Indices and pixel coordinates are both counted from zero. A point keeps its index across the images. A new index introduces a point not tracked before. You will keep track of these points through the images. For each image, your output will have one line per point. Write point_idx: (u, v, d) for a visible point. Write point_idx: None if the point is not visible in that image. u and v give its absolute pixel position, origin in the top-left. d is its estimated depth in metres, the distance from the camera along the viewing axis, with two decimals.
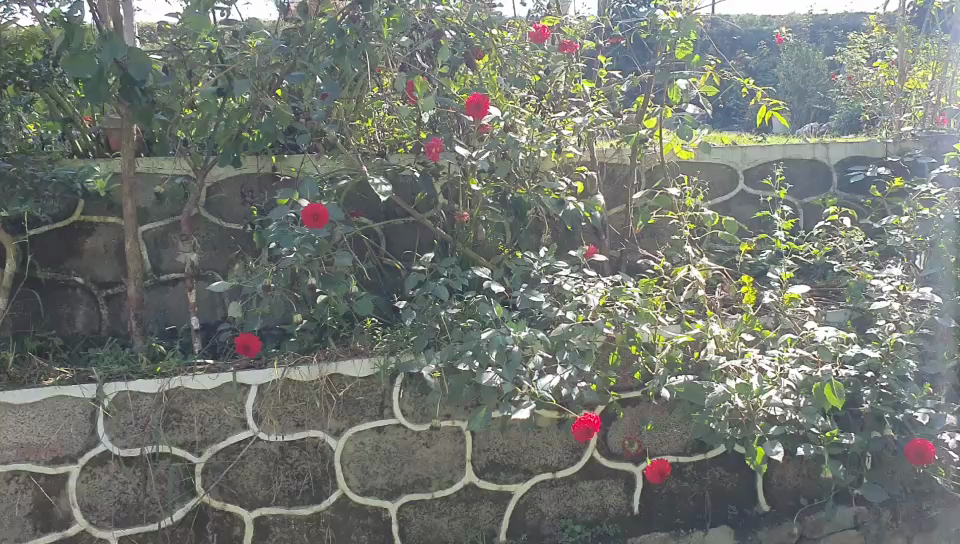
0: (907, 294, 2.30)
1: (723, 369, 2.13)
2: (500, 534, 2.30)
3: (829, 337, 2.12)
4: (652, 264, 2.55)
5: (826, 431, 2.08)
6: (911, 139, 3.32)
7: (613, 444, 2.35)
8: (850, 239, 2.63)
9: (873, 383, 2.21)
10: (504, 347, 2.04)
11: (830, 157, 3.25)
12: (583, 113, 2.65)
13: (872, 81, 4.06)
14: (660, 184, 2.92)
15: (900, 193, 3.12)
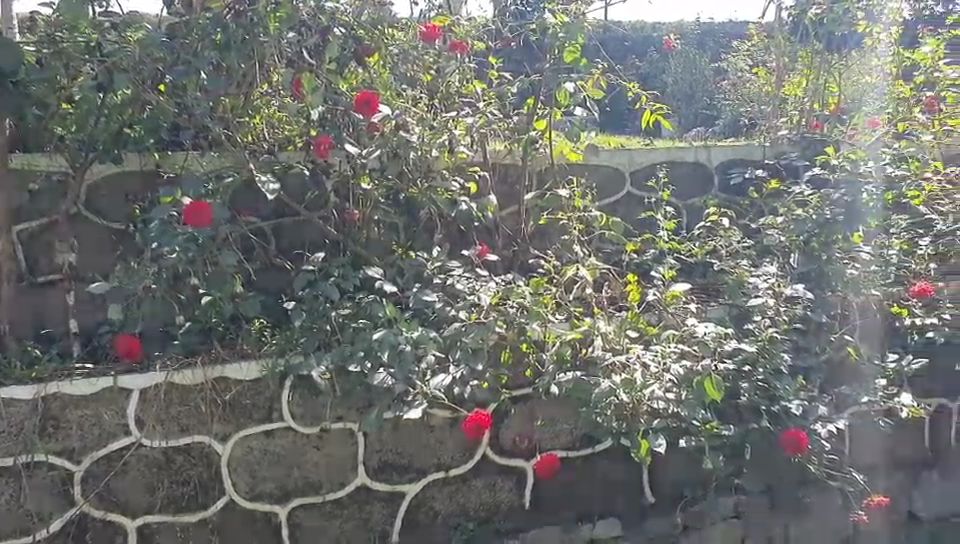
0: (782, 292, 2.42)
1: (610, 365, 2.19)
2: (392, 534, 2.29)
3: (708, 332, 2.24)
4: (541, 262, 2.58)
5: (706, 424, 2.14)
6: (787, 143, 3.45)
7: (505, 441, 2.36)
8: (729, 239, 2.77)
9: (750, 377, 2.27)
10: (396, 347, 2.07)
11: (710, 160, 3.40)
12: (474, 114, 2.74)
13: (754, 87, 4.26)
14: (551, 185, 2.96)
15: (777, 195, 3.15)
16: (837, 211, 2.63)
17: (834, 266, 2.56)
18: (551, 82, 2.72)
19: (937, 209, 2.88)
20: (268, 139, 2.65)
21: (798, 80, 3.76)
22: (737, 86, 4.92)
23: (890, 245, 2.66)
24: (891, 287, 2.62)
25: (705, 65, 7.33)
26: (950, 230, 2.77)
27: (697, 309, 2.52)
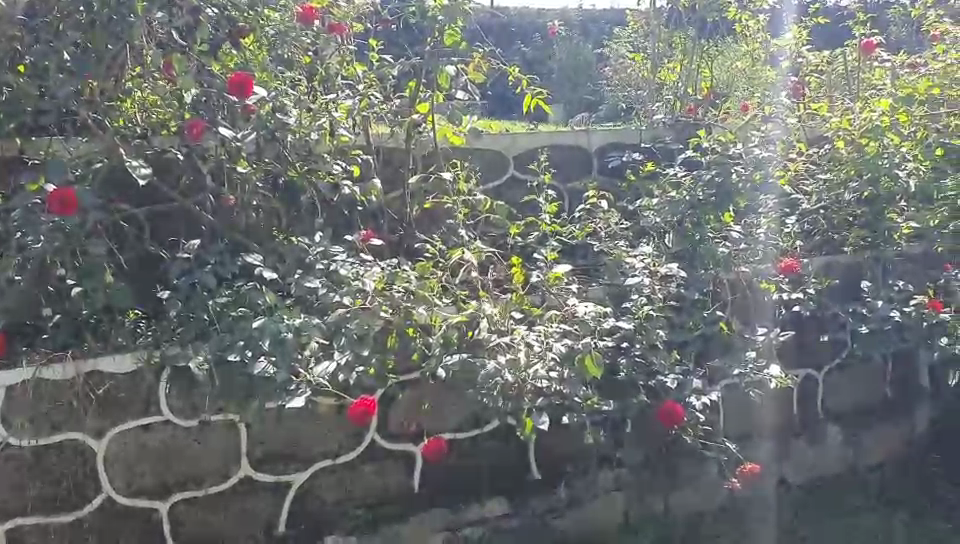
0: (657, 271, 2.50)
1: (494, 346, 2.22)
2: (278, 525, 2.26)
3: (587, 312, 2.29)
4: (426, 246, 2.56)
5: (587, 399, 2.20)
6: (662, 126, 3.60)
7: (394, 426, 2.35)
8: (607, 221, 2.84)
9: (629, 352, 2.37)
10: (278, 335, 1.99)
11: (591, 144, 3.50)
12: (355, 96, 2.73)
13: (636, 71, 4.36)
14: (435, 169, 2.94)
15: (653, 177, 3.24)
16: (709, 192, 2.69)
17: (707, 245, 2.64)
18: (429, 66, 2.71)
19: (802, 188, 3.06)
20: (142, 123, 2.50)
21: (671, 66, 3.87)
22: (619, 73, 5.04)
23: (759, 225, 2.73)
24: (761, 267, 2.67)
25: (589, 51, 7.47)
26: (814, 209, 2.99)
27: (579, 290, 2.56)
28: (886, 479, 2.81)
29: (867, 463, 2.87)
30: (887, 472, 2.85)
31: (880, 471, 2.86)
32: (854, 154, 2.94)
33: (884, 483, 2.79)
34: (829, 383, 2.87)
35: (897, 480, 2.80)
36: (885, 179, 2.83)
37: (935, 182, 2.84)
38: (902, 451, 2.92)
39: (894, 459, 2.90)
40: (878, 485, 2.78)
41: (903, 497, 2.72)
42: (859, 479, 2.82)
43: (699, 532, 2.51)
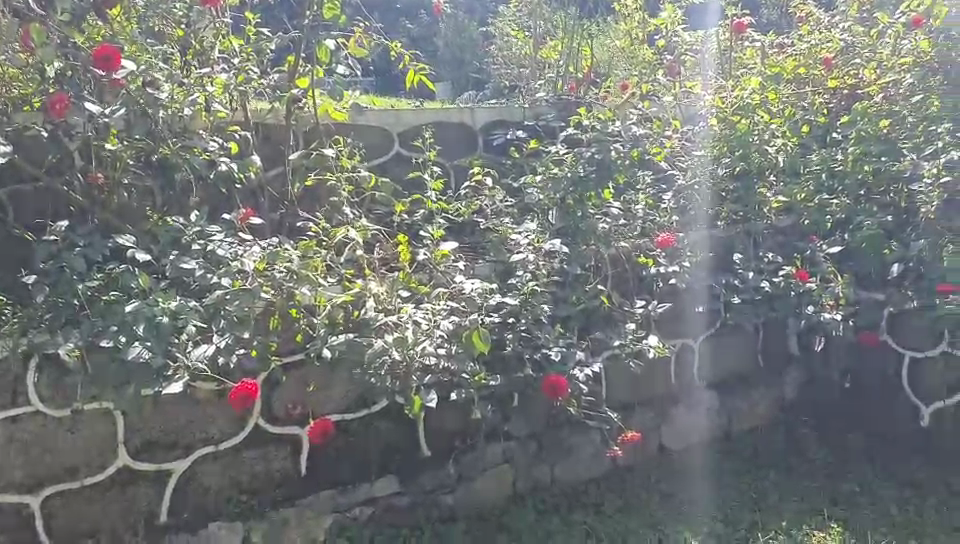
0: (541, 247, 2.55)
1: (381, 325, 2.17)
2: (160, 514, 2.17)
3: (475, 289, 2.32)
4: (309, 225, 2.50)
5: (475, 375, 2.22)
6: (544, 105, 3.62)
7: (277, 410, 2.30)
8: (493, 199, 2.86)
9: (514, 328, 2.39)
10: (153, 319, 1.93)
11: (475, 121, 3.48)
12: (231, 70, 2.63)
13: (521, 50, 4.43)
14: (316, 146, 2.88)
15: (535, 154, 3.28)
16: (589, 169, 2.80)
17: (589, 221, 2.70)
18: (310, 39, 2.63)
19: (677, 165, 3.15)
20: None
21: (553, 45, 4.08)
22: (504, 57, 5.07)
23: (636, 201, 2.85)
24: (638, 240, 2.78)
25: None
26: (689, 185, 3.05)
27: (465, 267, 2.56)
28: (757, 442, 2.92)
29: (741, 426, 2.96)
30: (758, 435, 2.95)
31: (752, 434, 2.96)
32: (725, 132, 3.09)
33: (755, 446, 2.90)
34: (703, 350, 2.94)
35: (766, 442, 2.91)
36: (755, 154, 3.02)
37: (801, 157, 3.01)
38: (773, 415, 3.03)
39: (765, 421, 3.01)
40: (749, 448, 2.88)
41: (772, 459, 2.83)
42: (733, 443, 2.91)
43: (584, 500, 2.55)
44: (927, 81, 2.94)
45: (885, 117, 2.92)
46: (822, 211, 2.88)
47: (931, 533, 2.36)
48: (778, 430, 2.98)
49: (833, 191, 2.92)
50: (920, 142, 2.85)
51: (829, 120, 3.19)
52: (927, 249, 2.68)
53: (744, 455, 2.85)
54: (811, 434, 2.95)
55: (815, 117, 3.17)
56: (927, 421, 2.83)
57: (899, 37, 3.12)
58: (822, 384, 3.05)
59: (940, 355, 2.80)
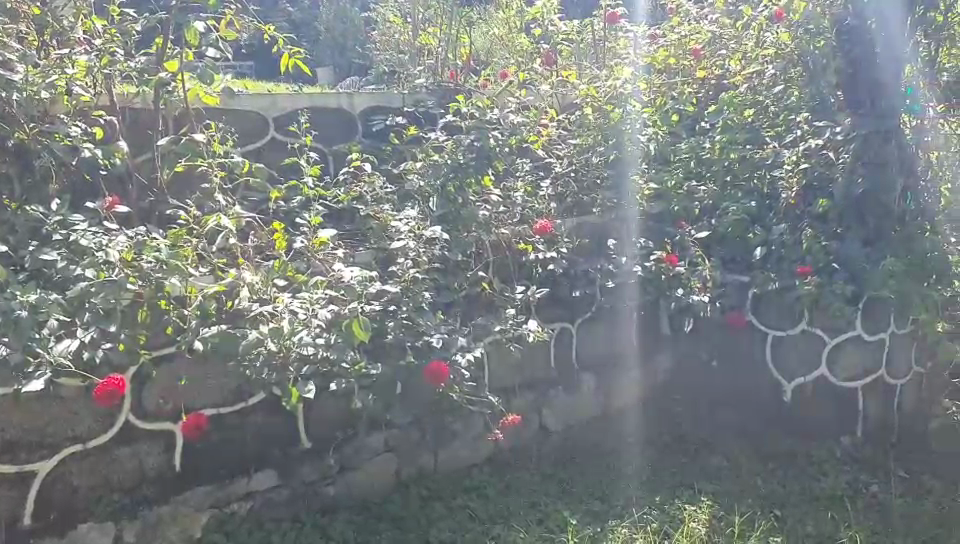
0: (422, 234, 2.52)
1: (256, 315, 2.15)
2: (24, 518, 2.02)
3: (353, 276, 2.27)
4: (179, 213, 2.40)
5: (354, 364, 2.18)
6: (423, 91, 3.62)
7: (148, 406, 2.19)
8: (372, 184, 2.79)
9: (396, 315, 2.37)
10: (12, 316, 1.85)
11: (353, 107, 3.45)
12: (92, 52, 2.49)
13: (401, 35, 4.42)
14: (187, 131, 2.77)
15: (414, 141, 3.28)
16: (468, 156, 2.85)
17: (468, 209, 2.72)
18: (178, 20, 2.49)
19: (555, 152, 3.19)
20: None
21: (431, 31, 4.13)
22: (381, 43, 5.04)
23: (515, 188, 2.90)
24: (517, 226, 2.80)
25: None
26: (566, 171, 3.10)
27: (344, 255, 2.53)
28: (638, 423, 3.01)
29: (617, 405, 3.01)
30: (636, 413, 3.03)
31: (631, 414, 3.03)
32: (598, 120, 3.18)
33: (639, 428, 2.98)
34: (583, 333, 2.94)
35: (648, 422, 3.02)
36: (627, 143, 3.12)
37: (671, 146, 3.21)
38: (646, 394, 3.09)
39: (639, 399, 3.07)
40: (635, 429, 2.98)
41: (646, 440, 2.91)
42: (617, 424, 2.98)
43: (466, 484, 2.56)
44: (788, 74, 3.03)
45: (749, 107, 3.13)
46: (691, 198, 3.05)
47: (794, 503, 2.49)
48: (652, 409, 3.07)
49: (701, 177, 3.12)
50: (781, 129, 3.04)
51: (697, 109, 3.35)
52: (789, 234, 2.85)
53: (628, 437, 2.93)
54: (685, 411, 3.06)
55: (685, 107, 3.33)
56: (789, 396, 2.93)
57: (763, 28, 3.16)
58: (689, 362, 3.12)
59: (799, 335, 2.88)
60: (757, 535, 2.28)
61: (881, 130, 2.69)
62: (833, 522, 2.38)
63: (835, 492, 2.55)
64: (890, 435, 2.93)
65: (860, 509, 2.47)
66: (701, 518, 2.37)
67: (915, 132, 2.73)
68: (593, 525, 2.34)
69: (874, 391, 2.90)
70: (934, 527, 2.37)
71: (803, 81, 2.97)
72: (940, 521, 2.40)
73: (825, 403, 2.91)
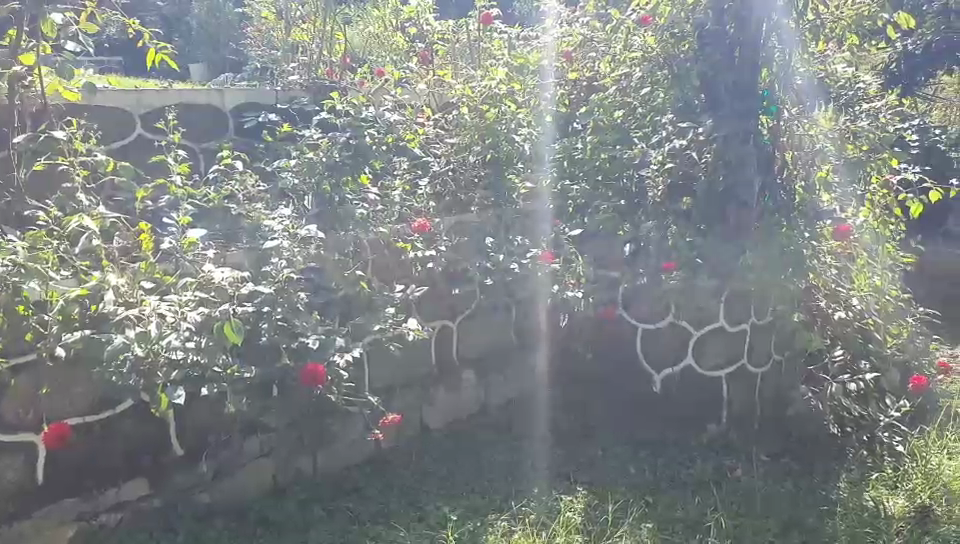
0: (297, 233, 2.49)
1: (122, 319, 2.06)
2: None
3: (225, 278, 2.23)
4: (37, 213, 2.28)
5: (228, 367, 2.16)
6: (298, 88, 3.58)
7: (8, 416, 2.06)
8: (244, 183, 2.74)
9: (270, 316, 2.30)
10: None
11: (225, 104, 3.38)
12: None
13: (275, 31, 4.36)
14: (46, 127, 2.64)
15: (289, 139, 3.23)
16: (344, 154, 2.83)
17: (345, 207, 2.69)
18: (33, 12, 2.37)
19: (432, 151, 3.26)
20: None
21: (305, 28, 4.09)
22: (255, 39, 4.96)
23: (393, 187, 2.90)
24: (396, 225, 2.79)
25: None
26: (443, 170, 3.15)
27: (216, 255, 2.47)
28: (544, 419, 3.05)
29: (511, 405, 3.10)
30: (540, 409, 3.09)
31: (534, 412, 3.08)
32: (475, 119, 3.22)
33: (543, 424, 3.02)
34: (463, 329, 2.99)
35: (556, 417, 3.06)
36: (504, 143, 3.15)
37: (546, 144, 3.28)
38: (520, 388, 3.17)
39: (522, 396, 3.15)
40: (541, 424, 3.02)
41: (538, 434, 2.96)
42: (526, 424, 3.02)
43: (346, 485, 2.55)
44: (654, 76, 3.05)
45: (618, 110, 3.17)
46: (565, 196, 3.13)
47: (665, 489, 2.58)
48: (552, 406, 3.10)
49: (574, 176, 3.18)
50: (648, 130, 3.08)
51: (570, 110, 3.42)
52: (655, 231, 2.92)
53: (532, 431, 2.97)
54: (583, 406, 3.09)
55: (558, 107, 3.43)
56: (659, 386, 3.07)
57: (630, 32, 3.17)
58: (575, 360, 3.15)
59: (667, 327, 3.04)
60: (629, 522, 2.36)
61: (740, 131, 2.80)
62: (700, 506, 2.48)
63: (702, 477, 2.66)
64: (753, 423, 3.04)
65: (725, 491, 2.58)
66: (578, 508, 2.44)
67: (772, 132, 2.85)
68: (473, 519, 2.38)
69: (735, 380, 3.03)
70: (794, 505, 2.49)
71: (668, 83, 2.97)
72: (798, 499, 2.53)
73: (691, 393, 3.05)
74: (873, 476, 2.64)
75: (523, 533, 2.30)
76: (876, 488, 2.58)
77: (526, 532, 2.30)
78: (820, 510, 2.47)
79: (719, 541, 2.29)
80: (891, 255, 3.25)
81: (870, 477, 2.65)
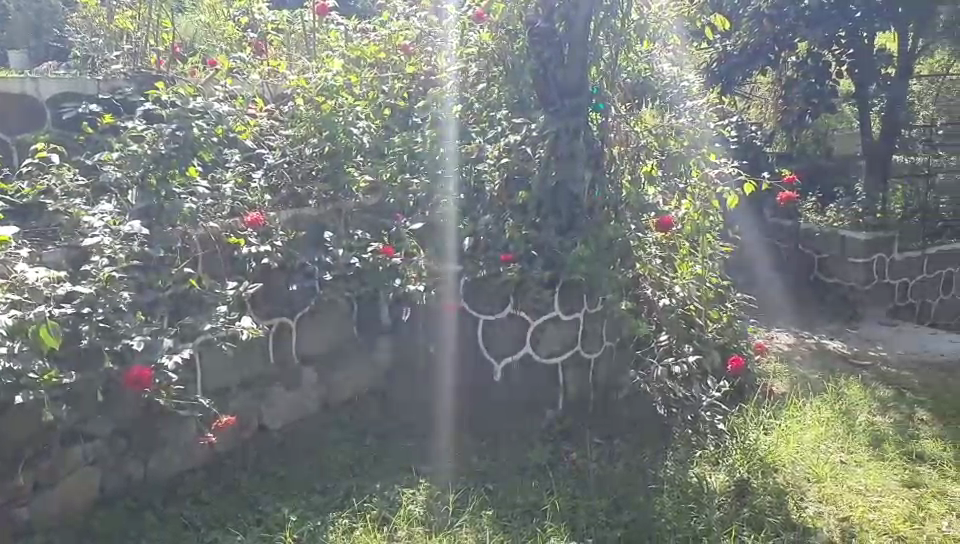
0: (119, 230, 2.38)
1: None
2: None
3: (40, 278, 2.10)
4: None
5: (44, 374, 2.02)
6: (121, 79, 3.37)
7: None
8: (61, 176, 2.59)
9: (90, 319, 2.20)
10: None
11: (39, 93, 3.17)
12: None
13: (96, 18, 4.13)
14: None
15: (112, 131, 3.07)
16: (170, 146, 2.71)
17: (173, 202, 2.61)
18: None
19: (267, 143, 3.15)
20: None
21: (128, 14, 3.89)
22: (75, 24, 4.67)
23: (224, 180, 2.82)
24: (227, 220, 2.73)
25: None
26: (278, 163, 3.06)
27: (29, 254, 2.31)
28: (450, 403, 3.05)
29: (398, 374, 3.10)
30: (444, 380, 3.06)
31: (435, 398, 3.06)
32: (311, 112, 3.17)
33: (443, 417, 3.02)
34: (300, 326, 2.91)
35: (460, 390, 3.07)
36: (341, 136, 3.13)
37: (385, 140, 3.25)
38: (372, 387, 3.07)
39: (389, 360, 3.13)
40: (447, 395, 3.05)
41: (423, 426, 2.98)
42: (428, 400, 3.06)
43: (180, 492, 2.45)
44: (492, 72, 3.13)
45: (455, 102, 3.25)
46: (405, 191, 3.12)
47: (505, 476, 2.64)
48: (455, 387, 3.07)
49: (414, 170, 3.18)
50: (485, 125, 3.19)
51: (408, 104, 3.40)
52: (492, 223, 3.04)
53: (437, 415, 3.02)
54: (474, 390, 3.06)
55: (396, 101, 3.38)
56: (500, 375, 3.06)
57: (466, 27, 3.18)
58: (457, 342, 3.05)
59: (507, 318, 3.03)
60: (469, 511, 2.40)
61: (570, 128, 2.90)
62: (539, 491, 2.55)
63: (540, 462, 2.73)
64: (586, 405, 3.14)
65: (562, 475, 2.66)
66: (420, 500, 2.45)
67: (601, 127, 3.00)
68: (313, 518, 2.35)
69: (570, 365, 3.09)
70: (625, 483, 2.61)
71: (502, 79, 3.09)
72: (630, 477, 2.65)
73: (529, 380, 3.08)
74: (697, 452, 2.79)
75: (365, 529, 2.29)
76: (700, 465, 2.72)
77: (367, 528, 2.30)
78: (650, 488, 2.58)
79: (555, 522, 2.37)
80: (712, 245, 3.44)
81: (694, 455, 2.78)
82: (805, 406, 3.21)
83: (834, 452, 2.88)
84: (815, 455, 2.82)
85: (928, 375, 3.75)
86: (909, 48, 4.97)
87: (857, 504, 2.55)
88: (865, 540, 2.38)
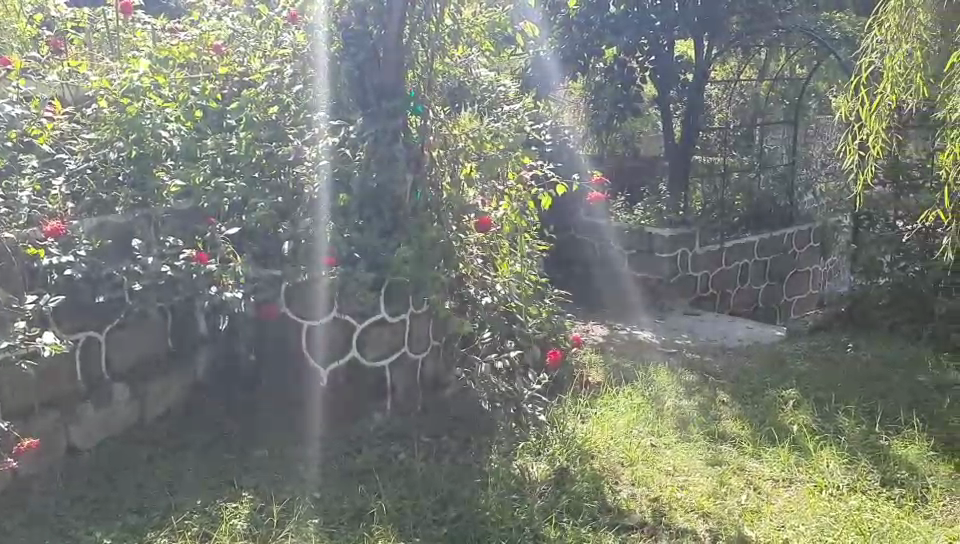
0: None
1: None
2: None
3: None
4: None
5: None
6: None
7: None
8: None
9: None
10: None
11: None
12: None
13: None
14: None
15: None
16: None
17: None
18: None
19: (68, 147, 2.98)
20: None
21: None
22: None
23: (21, 188, 2.65)
24: (24, 229, 2.57)
25: None
26: (80, 169, 2.90)
27: None
28: (321, 416, 3.00)
29: (263, 381, 3.07)
30: (313, 386, 3.02)
31: (307, 412, 3.00)
32: (116, 114, 2.99)
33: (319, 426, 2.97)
34: (112, 341, 2.76)
35: (326, 396, 3.01)
36: (149, 138, 2.97)
37: (197, 141, 3.08)
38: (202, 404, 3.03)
39: (210, 378, 3.10)
40: (315, 404, 3.01)
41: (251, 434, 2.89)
42: (297, 408, 3.01)
43: None
44: (304, 72, 3.15)
45: (271, 105, 3.16)
46: (219, 194, 2.96)
47: (331, 482, 2.62)
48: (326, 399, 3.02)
49: (229, 173, 3.06)
50: (303, 127, 3.14)
51: (220, 105, 3.23)
52: (312, 227, 2.98)
53: (311, 422, 2.97)
54: (333, 396, 3.02)
55: (207, 103, 3.19)
56: (326, 380, 3.00)
57: (280, 29, 3.31)
58: (280, 345, 3.04)
59: (331, 321, 2.97)
60: (295, 520, 2.37)
61: (388, 130, 2.98)
62: (366, 495, 2.55)
63: (367, 465, 2.73)
64: (416, 404, 3.17)
65: (389, 476, 2.67)
66: (243, 513, 2.40)
67: (421, 131, 3.06)
68: (129, 541, 2.25)
69: (398, 365, 3.12)
70: (451, 480, 2.65)
71: (316, 79, 3.13)
72: (456, 473, 2.70)
73: (358, 382, 3.05)
74: (520, 445, 2.88)
75: None
76: (522, 456, 2.81)
77: None
78: (475, 482, 2.63)
79: (382, 526, 2.38)
80: (529, 244, 3.56)
81: (517, 447, 2.87)
82: (617, 394, 3.37)
83: (645, 436, 3.05)
84: (628, 440, 2.98)
85: (728, 360, 4.03)
86: (704, 56, 5.24)
87: (667, 485, 2.71)
88: (674, 517, 2.53)
